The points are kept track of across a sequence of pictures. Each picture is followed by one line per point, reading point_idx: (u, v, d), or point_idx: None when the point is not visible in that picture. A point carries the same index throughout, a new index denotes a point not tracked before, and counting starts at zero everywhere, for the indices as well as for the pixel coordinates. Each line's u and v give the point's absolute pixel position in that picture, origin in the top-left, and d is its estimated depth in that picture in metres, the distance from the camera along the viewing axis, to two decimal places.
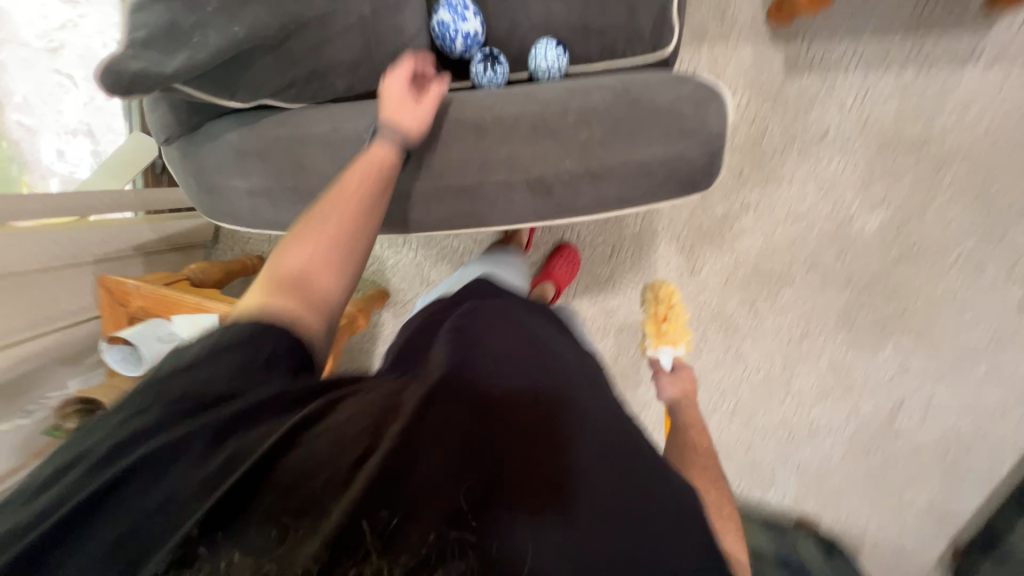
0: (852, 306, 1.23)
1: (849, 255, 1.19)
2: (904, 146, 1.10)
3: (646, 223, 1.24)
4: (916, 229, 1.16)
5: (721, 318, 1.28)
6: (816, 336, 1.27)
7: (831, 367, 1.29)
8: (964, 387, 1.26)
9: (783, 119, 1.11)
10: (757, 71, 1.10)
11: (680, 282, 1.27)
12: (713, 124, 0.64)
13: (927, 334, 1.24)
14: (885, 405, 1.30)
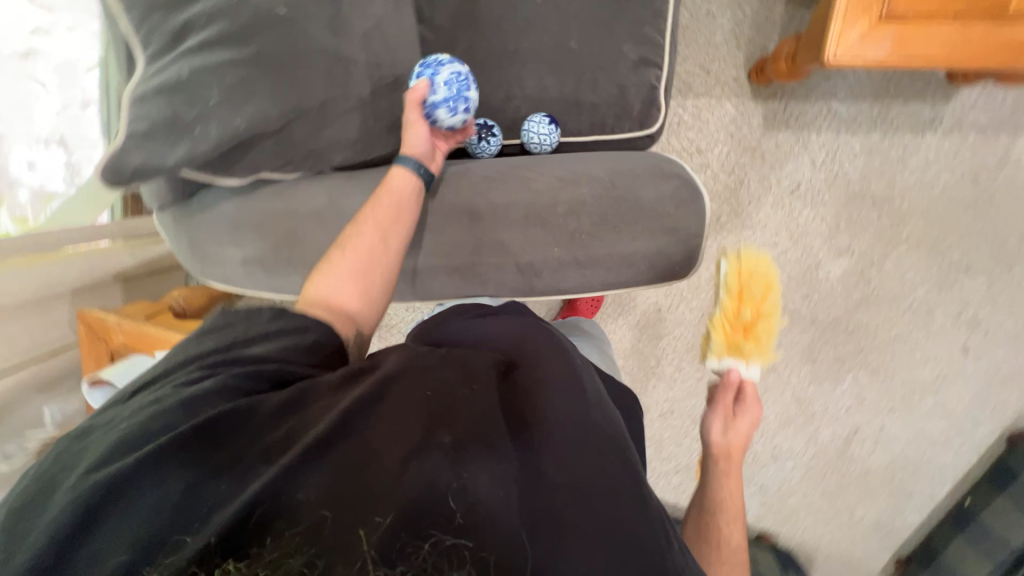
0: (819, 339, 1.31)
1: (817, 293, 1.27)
2: (869, 202, 1.20)
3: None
4: (877, 275, 1.24)
5: (694, 349, 1.33)
6: (781, 367, 1.34)
7: (794, 396, 1.36)
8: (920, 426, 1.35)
9: (758, 168, 1.20)
10: (737, 124, 1.18)
11: (660, 308, 1.33)
12: (692, 225, 0.76)
13: (885, 373, 1.32)
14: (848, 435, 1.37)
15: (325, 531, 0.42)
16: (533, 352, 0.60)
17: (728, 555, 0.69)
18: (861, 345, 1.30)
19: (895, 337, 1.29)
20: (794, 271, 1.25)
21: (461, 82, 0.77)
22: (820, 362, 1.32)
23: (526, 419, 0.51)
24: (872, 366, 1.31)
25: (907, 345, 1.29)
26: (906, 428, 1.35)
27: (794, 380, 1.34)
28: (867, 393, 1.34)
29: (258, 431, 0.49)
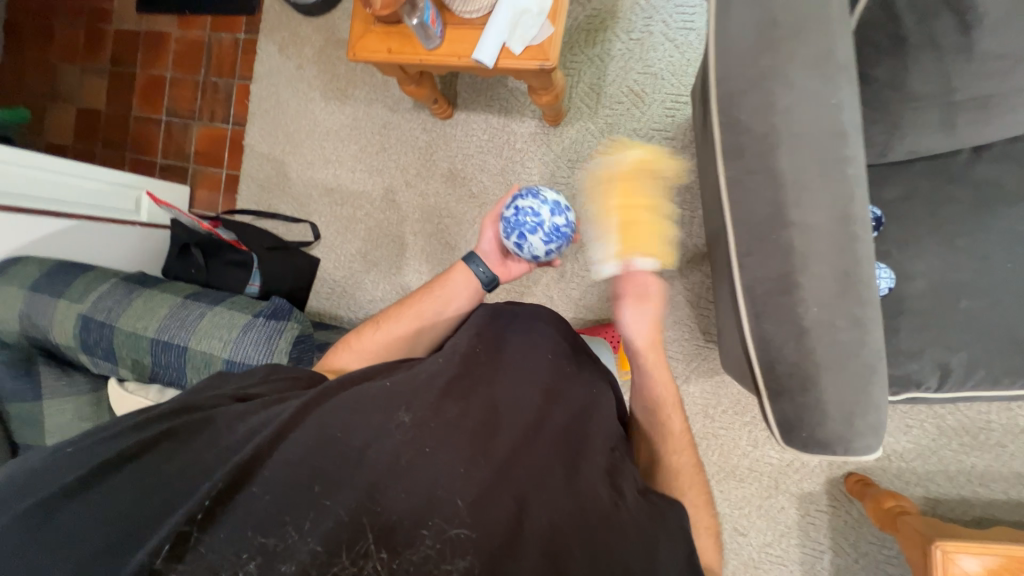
0: (757, 470, 1.22)
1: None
2: (948, 406, 1.11)
3: (708, 267, 1.23)
4: (893, 467, 1.13)
5: (676, 377, 1.26)
6: (739, 448, 1.23)
7: (726, 487, 1.23)
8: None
9: (977, 301, 0.83)
10: (990, 239, 0.85)
11: (676, 311, 1.26)
12: (846, 327, 0.56)
13: (777, 539, 1.21)
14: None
15: (251, 547, 0.51)
16: (433, 366, 0.68)
17: (685, 470, 0.91)
18: (814, 504, 1.19)
19: (846, 522, 1.17)
20: None
21: (552, 203, 0.90)
22: (778, 476, 1.21)
23: (397, 442, 0.58)
24: (808, 525, 1.19)
25: (853, 535, 1.17)
26: None
27: (740, 474, 1.23)
28: (785, 539, 1.21)
29: (166, 463, 0.58)
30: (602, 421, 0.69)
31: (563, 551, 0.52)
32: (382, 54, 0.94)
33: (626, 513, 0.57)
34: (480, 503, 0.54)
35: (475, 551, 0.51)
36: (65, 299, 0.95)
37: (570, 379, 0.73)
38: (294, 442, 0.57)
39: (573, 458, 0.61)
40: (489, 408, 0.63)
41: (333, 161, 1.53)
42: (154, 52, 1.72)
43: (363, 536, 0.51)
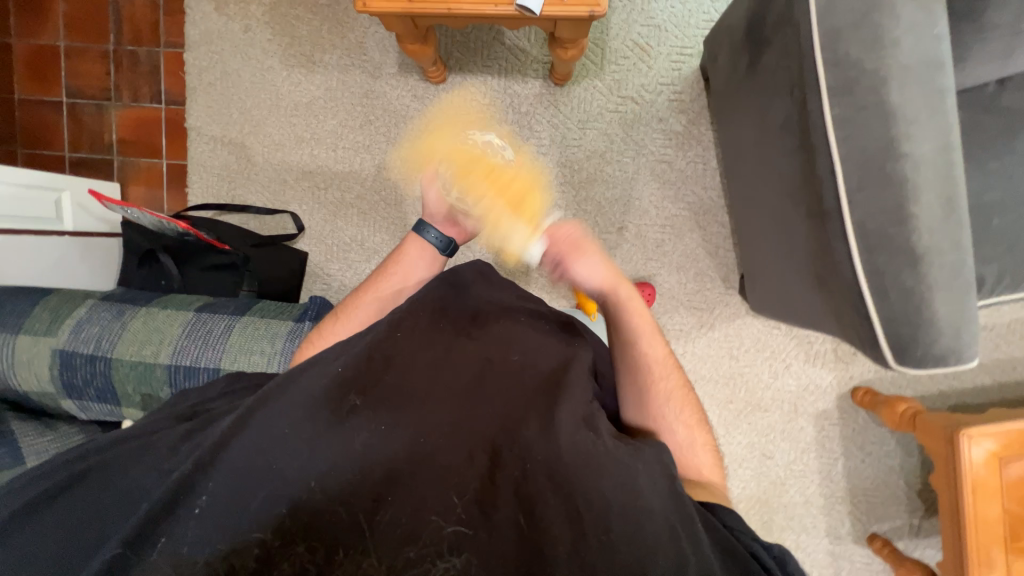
0: (780, 399, 1.32)
1: (812, 366, 1.31)
2: None
3: (724, 218, 1.28)
4: (894, 378, 1.28)
5: (703, 327, 1.31)
6: (764, 384, 1.32)
7: (755, 420, 1.33)
8: (785, 507, 1.34)
9: None
10: None
11: (697, 263, 1.29)
12: (951, 248, 0.61)
13: (800, 456, 1.33)
14: (736, 477, 1.34)
15: (250, 542, 0.55)
16: (389, 353, 0.68)
17: (673, 393, 0.77)
18: (830, 421, 1.32)
19: (858, 432, 1.32)
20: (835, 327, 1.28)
21: (487, 146, 0.81)
22: (799, 403, 1.32)
23: (360, 439, 0.61)
24: (827, 440, 1.33)
25: (865, 443, 1.32)
26: (819, 510, 1.33)
27: (767, 407, 1.32)
28: (809, 458, 1.33)
29: (104, 491, 0.61)
30: (580, 370, 0.71)
31: (535, 496, 0.59)
32: (401, 2, 0.82)
33: (603, 450, 0.62)
34: (451, 470, 0.60)
35: (459, 514, 0.57)
36: (28, 333, 0.74)
37: (544, 338, 0.76)
38: (257, 443, 0.60)
39: (547, 408, 0.65)
40: (457, 380, 0.67)
41: (308, 140, 1.33)
42: (34, 14, 1.35)
43: (346, 521, 0.56)
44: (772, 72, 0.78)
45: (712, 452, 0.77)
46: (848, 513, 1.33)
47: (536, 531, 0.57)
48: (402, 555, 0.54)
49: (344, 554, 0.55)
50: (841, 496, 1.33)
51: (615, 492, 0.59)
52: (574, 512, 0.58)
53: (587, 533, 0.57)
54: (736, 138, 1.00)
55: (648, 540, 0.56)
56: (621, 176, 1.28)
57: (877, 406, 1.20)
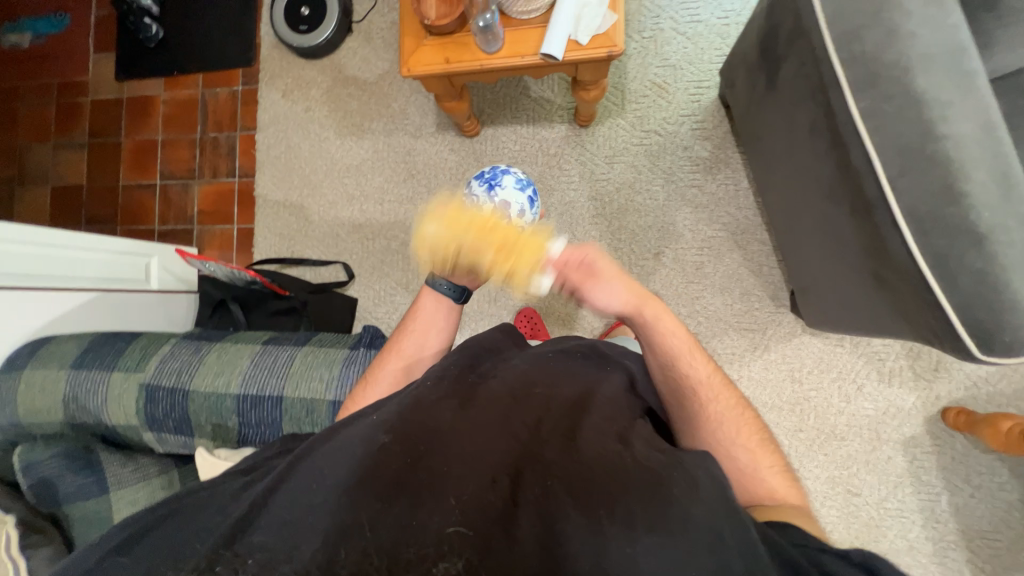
0: (857, 425, 1.20)
1: (888, 386, 1.19)
2: None
3: (763, 236, 1.26)
4: (988, 395, 1.15)
5: (757, 350, 1.25)
6: (835, 409, 1.21)
7: (831, 450, 1.20)
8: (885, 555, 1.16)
9: None
10: None
11: (742, 283, 1.26)
12: (1015, 224, 0.58)
13: (893, 492, 1.17)
14: (820, 519, 1.19)
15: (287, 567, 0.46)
16: (419, 387, 0.62)
17: (727, 415, 0.69)
18: (922, 448, 1.17)
19: (959, 462, 1.16)
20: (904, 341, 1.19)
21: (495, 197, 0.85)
22: (881, 428, 1.19)
23: (375, 465, 0.52)
24: (923, 471, 1.17)
25: (970, 473, 1.15)
26: (926, 557, 1.15)
27: (842, 435, 1.20)
28: (902, 492, 1.17)
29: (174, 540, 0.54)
30: (609, 393, 0.65)
31: (556, 510, 0.49)
32: (440, 65, 0.94)
33: (632, 462, 0.53)
34: (469, 491, 0.50)
35: (472, 526, 0.48)
36: (120, 370, 0.83)
37: (573, 368, 0.70)
38: (300, 488, 0.53)
39: (571, 426, 0.57)
40: (484, 409, 0.59)
41: (358, 197, 1.46)
42: (139, 117, 1.63)
43: (353, 533, 0.47)
44: (792, 83, 0.81)
45: (784, 474, 0.65)
46: (967, 562, 1.13)
47: (553, 546, 0.47)
48: (402, 557, 0.46)
49: (347, 553, 0.46)
50: (952, 541, 1.14)
51: (643, 499, 0.49)
52: (598, 521, 0.47)
53: (609, 542, 0.46)
54: (764, 152, 1.02)
55: (684, 550, 0.46)
56: (652, 203, 1.31)
57: (975, 427, 1.07)
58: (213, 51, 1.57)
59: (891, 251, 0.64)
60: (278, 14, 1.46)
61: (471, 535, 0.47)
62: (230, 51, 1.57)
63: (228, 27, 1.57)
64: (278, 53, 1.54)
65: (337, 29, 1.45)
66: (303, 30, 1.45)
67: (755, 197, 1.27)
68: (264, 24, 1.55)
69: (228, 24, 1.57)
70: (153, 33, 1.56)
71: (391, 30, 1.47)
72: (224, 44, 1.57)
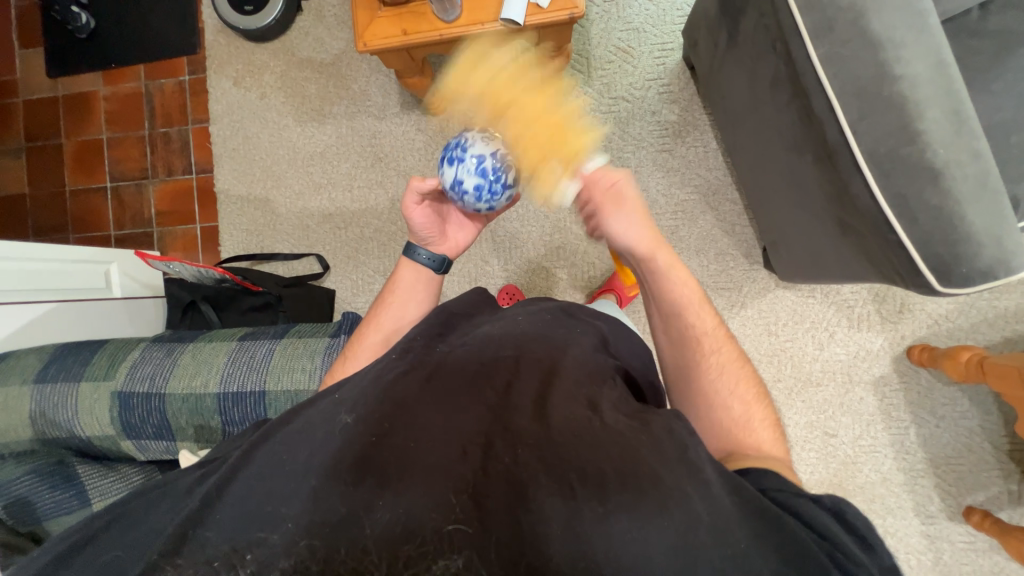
0: (831, 370, 1.26)
1: (858, 332, 1.25)
2: None
3: (734, 195, 1.28)
4: (949, 331, 1.21)
5: (734, 308, 1.28)
6: (810, 358, 1.26)
7: (808, 396, 1.26)
8: (862, 488, 1.23)
9: None
10: None
11: (716, 244, 1.28)
12: (966, 158, 0.60)
13: (866, 430, 1.24)
14: (802, 462, 1.25)
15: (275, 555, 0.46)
16: (384, 364, 0.63)
17: (726, 366, 0.71)
18: (891, 386, 1.24)
19: (925, 396, 1.23)
20: (871, 286, 1.24)
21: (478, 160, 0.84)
22: (853, 372, 1.25)
23: (345, 452, 0.52)
24: (893, 408, 1.24)
25: (935, 405, 1.23)
26: (898, 486, 1.23)
27: (818, 382, 1.26)
28: (874, 430, 1.24)
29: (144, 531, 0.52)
30: (578, 355, 0.66)
31: (526, 479, 0.49)
32: (397, 37, 0.91)
33: (600, 426, 0.54)
34: (440, 468, 0.49)
35: (463, 519, 0.46)
36: (89, 380, 0.79)
37: (543, 332, 0.70)
38: (285, 474, 0.51)
39: (540, 394, 0.58)
40: (451, 383, 0.59)
41: (325, 185, 1.41)
42: (79, 116, 1.52)
43: (338, 522, 0.47)
44: (752, 37, 0.82)
45: (773, 428, 0.66)
46: (934, 487, 1.22)
47: (524, 514, 0.47)
48: (400, 552, 0.45)
49: (345, 550, 0.45)
50: (922, 469, 1.22)
51: (613, 460, 0.50)
52: (569, 487, 0.48)
53: (581, 506, 0.47)
54: (730, 109, 1.02)
55: (650, 507, 0.47)
56: (624, 171, 1.31)
57: (938, 361, 1.14)
58: (153, 40, 1.47)
59: (855, 196, 0.67)
60: None
61: (464, 524, 0.46)
62: (171, 38, 1.47)
63: (166, 12, 1.46)
64: (224, 38, 1.45)
65: (285, 8, 1.37)
66: (249, 11, 1.37)
67: (724, 157, 1.29)
68: (205, 7, 1.46)
69: (166, 8, 1.46)
70: (84, 23, 1.45)
71: (343, 6, 1.40)
72: (163, 31, 1.47)
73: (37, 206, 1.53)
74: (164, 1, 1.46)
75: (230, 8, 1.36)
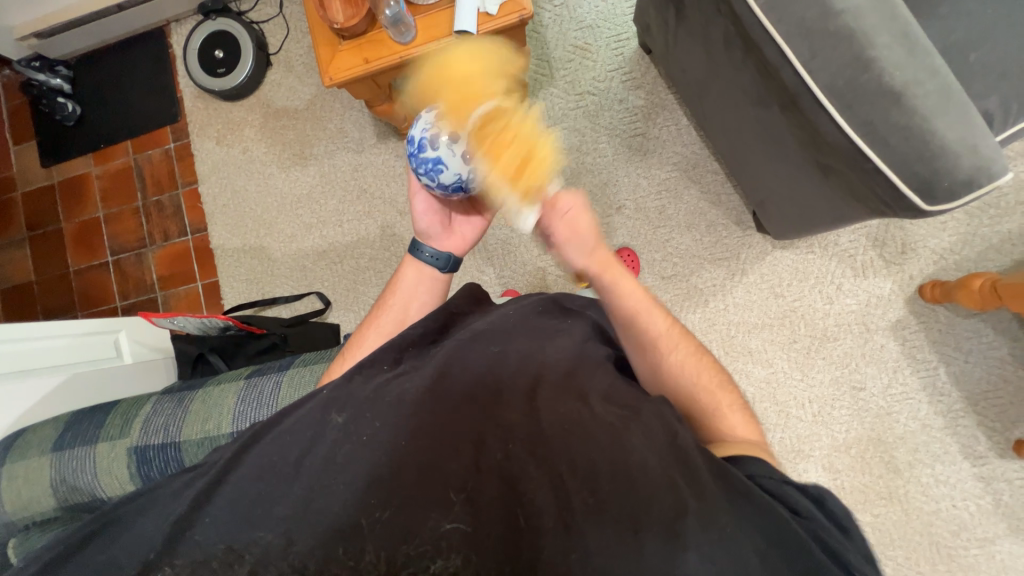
0: (845, 322, 1.23)
1: (865, 279, 1.23)
2: None
3: (714, 166, 1.29)
4: (957, 264, 1.19)
5: (735, 276, 1.27)
6: (822, 313, 1.24)
7: (828, 352, 1.23)
8: (902, 439, 1.19)
9: None
10: None
11: (705, 216, 1.29)
12: (922, 74, 0.61)
13: (894, 377, 1.21)
14: (835, 421, 1.21)
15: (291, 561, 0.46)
16: (375, 367, 0.62)
17: (686, 364, 0.69)
18: (910, 329, 1.21)
19: (947, 333, 1.20)
20: (868, 233, 1.23)
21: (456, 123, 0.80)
22: (869, 320, 1.23)
23: (338, 457, 0.52)
24: (917, 351, 1.20)
25: (960, 341, 1.19)
26: (939, 430, 1.18)
27: (834, 336, 1.23)
28: (903, 376, 1.21)
29: None
30: (569, 347, 0.65)
31: (519, 472, 0.49)
32: (360, 66, 0.94)
33: (590, 415, 0.53)
34: (433, 467, 0.49)
35: (459, 516, 0.47)
36: (105, 440, 0.80)
37: (535, 324, 0.69)
38: (289, 487, 0.51)
39: (532, 387, 0.57)
40: (442, 380, 0.58)
41: (316, 224, 1.44)
42: (75, 199, 1.58)
43: (339, 528, 0.47)
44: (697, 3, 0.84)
45: (744, 413, 0.65)
46: (978, 425, 1.17)
47: (522, 507, 0.47)
48: (398, 553, 0.46)
49: (342, 549, 0.47)
50: (960, 409, 1.18)
51: (603, 452, 0.49)
52: (560, 479, 0.48)
53: (572, 497, 0.47)
54: (693, 82, 1.04)
55: (642, 498, 0.46)
56: (600, 161, 1.33)
57: (953, 294, 1.11)
58: (137, 115, 1.54)
59: (822, 130, 0.67)
60: (194, 64, 1.45)
61: (459, 521, 0.46)
62: (152, 111, 1.54)
63: (146, 88, 1.54)
64: (202, 102, 1.52)
65: (256, 65, 1.44)
66: (222, 73, 1.44)
67: (697, 133, 1.30)
68: (182, 78, 1.53)
69: (144, 85, 1.54)
70: (70, 111, 1.53)
71: (310, 54, 1.46)
72: (145, 106, 1.54)
73: (44, 291, 1.58)
74: (143, 78, 1.54)
75: (204, 74, 1.44)
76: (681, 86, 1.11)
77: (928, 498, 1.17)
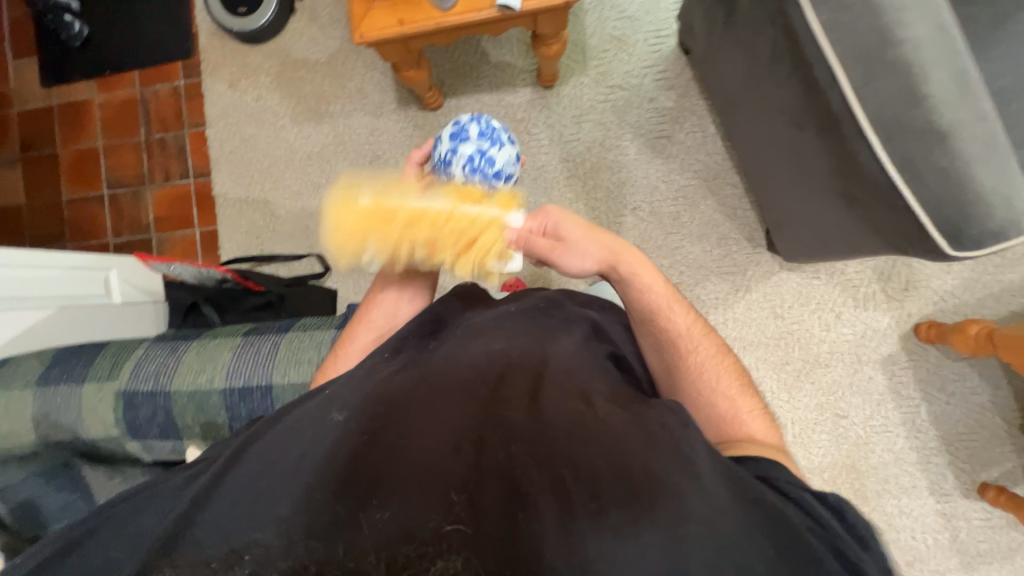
0: (839, 351, 1.25)
1: (864, 311, 1.24)
2: None
3: (735, 179, 1.28)
4: (955, 307, 1.21)
5: (739, 292, 1.28)
6: (818, 339, 1.25)
7: (817, 377, 1.25)
8: (875, 469, 1.22)
9: None
10: None
11: (718, 229, 1.28)
12: (972, 116, 0.60)
13: (877, 410, 1.23)
14: (813, 444, 1.24)
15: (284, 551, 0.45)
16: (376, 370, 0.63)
17: (706, 364, 0.70)
18: (900, 365, 1.24)
19: (934, 373, 1.22)
20: (874, 265, 1.24)
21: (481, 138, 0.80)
22: (861, 352, 1.24)
23: (340, 454, 0.51)
24: (902, 386, 1.23)
25: (946, 382, 1.22)
26: (911, 465, 1.22)
27: (826, 363, 1.25)
28: (886, 409, 1.23)
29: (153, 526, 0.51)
30: (567, 349, 0.65)
31: (521, 474, 0.48)
32: (394, 27, 0.90)
33: (592, 420, 0.53)
34: (432, 465, 0.49)
35: (460, 517, 0.45)
36: (92, 380, 0.78)
37: (537, 325, 0.70)
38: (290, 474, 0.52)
39: (531, 390, 0.57)
40: (441, 380, 0.59)
41: (324, 184, 1.41)
42: (74, 125, 1.51)
43: (335, 521, 0.46)
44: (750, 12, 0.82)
45: (763, 416, 0.67)
46: (949, 464, 1.21)
47: (523, 509, 0.46)
48: (399, 553, 0.43)
49: (341, 555, 0.44)
50: (934, 447, 1.21)
51: (603, 457, 0.49)
52: (560, 480, 0.48)
53: (574, 502, 0.47)
54: (728, 94, 1.02)
55: (643, 505, 0.46)
56: (622, 159, 1.30)
57: (947, 336, 1.13)
58: (147, 46, 1.47)
59: (860, 162, 0.66)
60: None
61: (458, 522, 0.45)
62: (164, 43, 1.47)
63: (159, 18, 1.46)
64: (218, 41, 1.45)
65: (279, 9, 1.37)
66: (242, 13, 1.37)
67: (722, 143, 1.29)
68: (198, 12, 1.46)
69: (158, 14, 1.46)
70: (76, 31, 1.45)
71: (336, 6, 1.40)
72: (157, 37, 1.47)
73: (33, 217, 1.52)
74: (157, 7, 1.46)
75: (223, 11, 1.37)
76: (716, 94, 1.08)
77: (890, 527, 1.21)
